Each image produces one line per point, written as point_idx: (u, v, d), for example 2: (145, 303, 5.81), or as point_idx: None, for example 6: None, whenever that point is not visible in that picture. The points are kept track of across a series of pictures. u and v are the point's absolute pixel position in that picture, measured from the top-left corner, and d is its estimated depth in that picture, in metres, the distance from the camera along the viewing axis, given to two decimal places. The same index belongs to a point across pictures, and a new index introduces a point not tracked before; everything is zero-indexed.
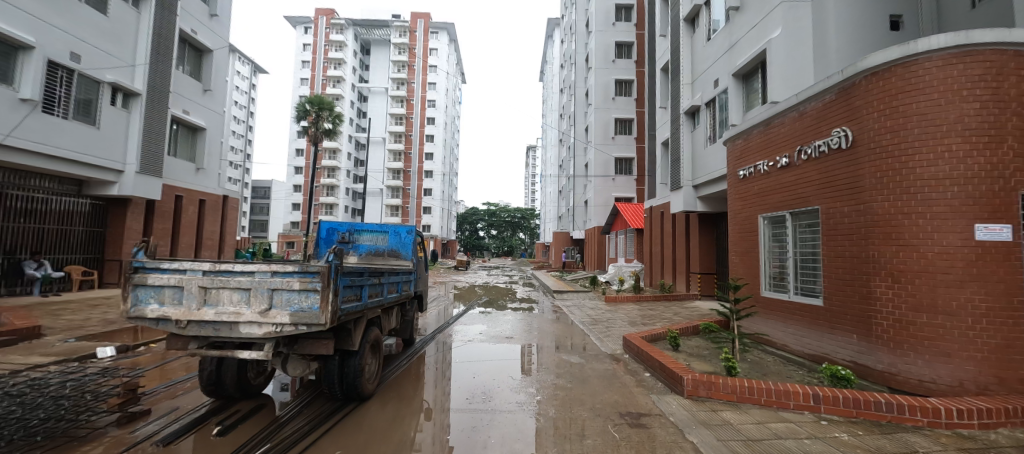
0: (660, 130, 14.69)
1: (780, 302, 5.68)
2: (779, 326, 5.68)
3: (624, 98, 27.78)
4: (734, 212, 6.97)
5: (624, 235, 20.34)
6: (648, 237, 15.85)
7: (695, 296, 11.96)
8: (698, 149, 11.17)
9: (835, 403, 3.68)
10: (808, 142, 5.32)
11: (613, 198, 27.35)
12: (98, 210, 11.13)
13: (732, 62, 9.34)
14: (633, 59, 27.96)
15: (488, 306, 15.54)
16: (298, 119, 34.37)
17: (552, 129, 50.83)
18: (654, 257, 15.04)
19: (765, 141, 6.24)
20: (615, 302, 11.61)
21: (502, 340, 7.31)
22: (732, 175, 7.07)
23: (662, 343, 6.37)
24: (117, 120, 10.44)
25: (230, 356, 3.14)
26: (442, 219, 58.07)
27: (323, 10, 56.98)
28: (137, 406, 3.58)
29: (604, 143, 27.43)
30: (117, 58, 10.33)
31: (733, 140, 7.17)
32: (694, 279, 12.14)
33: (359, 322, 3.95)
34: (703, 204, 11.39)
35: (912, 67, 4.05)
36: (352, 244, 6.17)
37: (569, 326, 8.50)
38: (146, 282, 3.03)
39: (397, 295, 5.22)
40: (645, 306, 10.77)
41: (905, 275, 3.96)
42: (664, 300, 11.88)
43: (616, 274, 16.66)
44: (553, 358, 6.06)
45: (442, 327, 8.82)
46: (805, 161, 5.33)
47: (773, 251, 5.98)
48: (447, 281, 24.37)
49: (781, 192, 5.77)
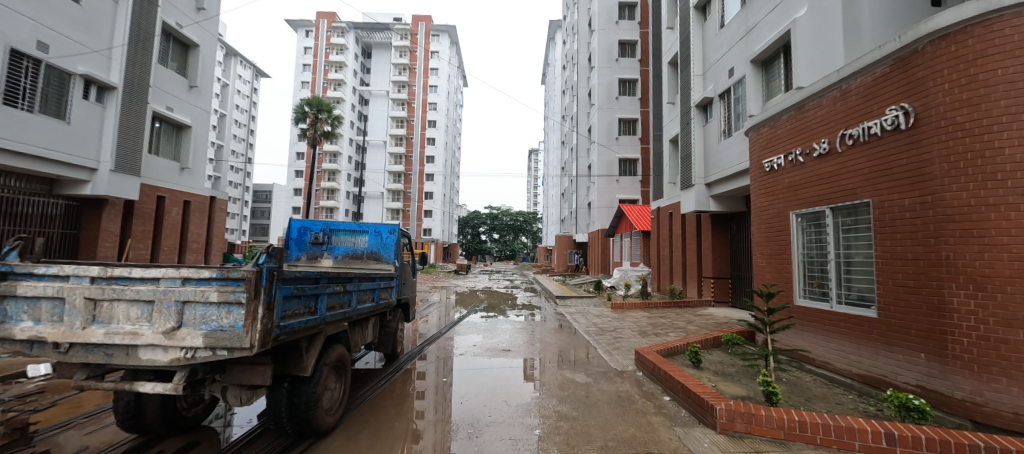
0: (668, 127, 13.94)
1: (820, 312, 4.88)
2: (820, 339, 4.86)
3: (627, 98, 27.09)
4: (760, 210, 6.18)
5: (630, 237, 19.50)
6: (656, 240, 15.03)
7: (709, 302, 11.11)
8: (711, 145, 10.37)
9: (915, 446, 2.88)
10: (852, 125, 4.53)
11: (618, 200, 26.55)
12: (71, 212, 10.36)
13: (750, 48, 8.56)
14: (637, 58, 27.28)
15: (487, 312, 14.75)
16: (297, 121, 33.86)
17: (554, 131, 50.24)
18: (662, 260, 14.24)
19: (796, 127, 5.44)
20: (623, 310, 10.73)
21: (498, 353, 6.50)
22: (757, 168, 6.28)
23: (680, 359, 5.54)
24: (91, 114, 9.82)
25: (129, 390, 2.39)
26: (443, 223, 57.36)
27: (324, 14, 56.87)
28: (25, 448, 2.82)
29: (607, 144, 26.69)
30: (91, 50, 9.73)
31: (757, 128, 6.37)
32: (706, 285, 11.33)
33: (315, 341, 3.17)
34: (716, 203, 10.49)
35: (994, 24, 3.25)
36: (327, 246, 5.45)
37: (572, 337, 7.71)
38: (16, 293, 2.31)
39: (372, 305, 4.45)
40: (654, 313, 9.96)
41: (994, 282, 3.16)
42: (676, 307, 11.02)
43: (621, 278, 15.79)
44: (555, 376, 5.27)
45: (433, 337, 8.01)
46: (850, 148, 4.53)
47: (810, 253, 5.16)
48: (447, 286, 23.63)
49: (819, 185, 4.96)
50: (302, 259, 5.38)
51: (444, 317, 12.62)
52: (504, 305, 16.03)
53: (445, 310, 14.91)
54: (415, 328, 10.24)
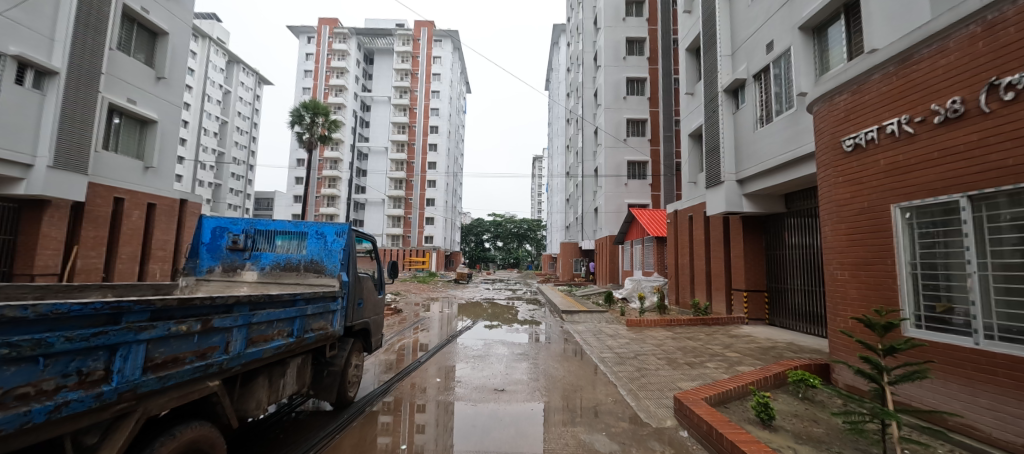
0: (688, 120, 12.44)
1: (957, 350, 3.30)
2: (957, 391, 3.27)
3: (636, 97, 25.73)
4: (833, 205, 4.64)
5: (642, 244, 17.96)
6: (674, 246, 13.41)
7: (741, 320, 9.48)
8: (742, 135, 8.78)
9: None
10: (1009, 71, 3.01)
11: (627, 205, 24.98)
12: (4, 214, 9.00)
13: (796, 14, 7.06)
14: (645, 56, 25.94)
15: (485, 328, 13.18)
16: (292, 125, 32.68)
17: (559, 135, 48.94)
18: (682, 269, 12.65)
19: (895, 87, 3.90)
20: (641, 329, 9.09)
21: (486, 392, 4.95)
22: (827, 150, 4.74)
23: (739, 411, 3.96)
24: (25, 102, 8.65)
25: None
26: (445, 230, 55.92)
27: (325, 19, 56.48)
28: None
29: (615, 145, 25.26)
30: (27, 30, 8.63)
31: (823, 99, 4.86)
32: (737, 299, 9.75)
33: (112, 434, 1.66)
34: (750, 203, 8.89)
35: None
36: (251, 253, 3.97)
37: (584, 367, 6.16)
38: None
39: (291, 342, 2.95)
40: (680, 333, 8.38)
41: None
42: (702, 325, 9.36)
43: (634, 289, 14.23)
44: (564, 437, 3.70)
45: (410, 366, 6.44)
46: (1007, 105, 3.01)
47: (929, 262, 3.59)
48: (445, 296, 22.07)
49: (947, 166, 3.41)
50: (216, 271, 3.93)
51: (437, 331, 11.06)
52: (505, 318, 14.47)
53: (439, 323, 13.36)
54: (396, 347, 8.69)
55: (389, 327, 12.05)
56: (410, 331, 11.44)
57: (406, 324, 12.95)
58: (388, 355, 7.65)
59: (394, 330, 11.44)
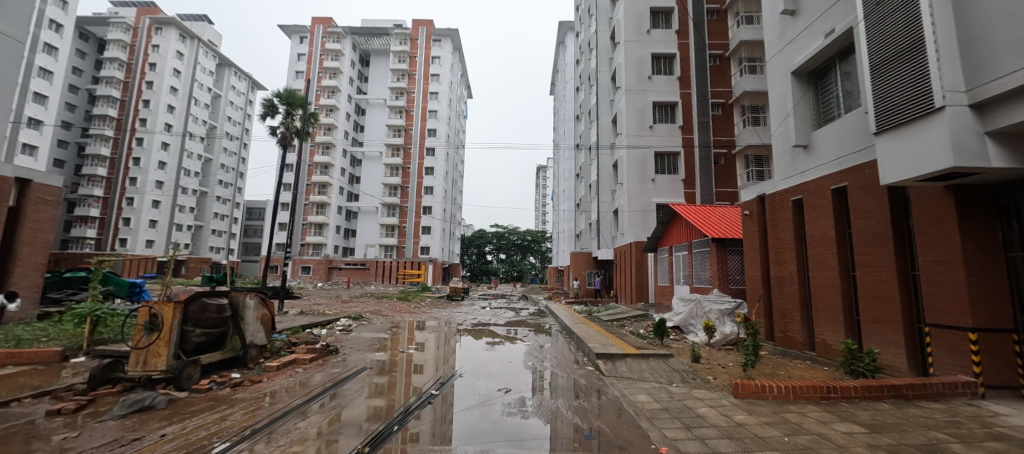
0: (787, 51, 8.09)
1: None
2: None
3: (663, 77, 21.38)
4: None
5: (688, 250, 13.43)
6: (762, 252, 8.74)
7: (973, 393, 4.64)
8: (989, 13, 4.27)
9: None
10: None
11: (655, 205, 20.33)
12: None
13: None
14: (674, 29, 21.70)
15: (492, 350, 9.51)
16: (264, 116, 28.34)
17: (568, 136, 44.67)
18: (783, 286, 7.95)
19: None
20: (778, 412, 4.36)
21: None
22: None
23: None
24: None
25: None
26: (443, 240, 50.75)
27: (319, 19, 53.24)
28: None
29: (639, 133, 20.89)
30: None
31: None
32: (950, 345, 4.97)
33: None
34: (997, 150, 4.31)
35: None
36: None
37: None
38: None
39: None
40: (899, 440, 3.57)
41: None
42: (896, 400, 4.62)
43: (692, 315, 9.87)
44: None
45: None
46: None
47: None
48: (431, 316, 17.67)
49: None
50: None
51: (418, 361, 7.86)
52: (509, 342, 10.84)
53: (430, 344, 9.86)
54: (319, 434, 3.93)
55: (286, 390, 5.47)
56: (310, 413, 4.56)
57: (327, 375, 6.41)
58: (300, 450, 3.53)
59: (285, 401, 5.02)
